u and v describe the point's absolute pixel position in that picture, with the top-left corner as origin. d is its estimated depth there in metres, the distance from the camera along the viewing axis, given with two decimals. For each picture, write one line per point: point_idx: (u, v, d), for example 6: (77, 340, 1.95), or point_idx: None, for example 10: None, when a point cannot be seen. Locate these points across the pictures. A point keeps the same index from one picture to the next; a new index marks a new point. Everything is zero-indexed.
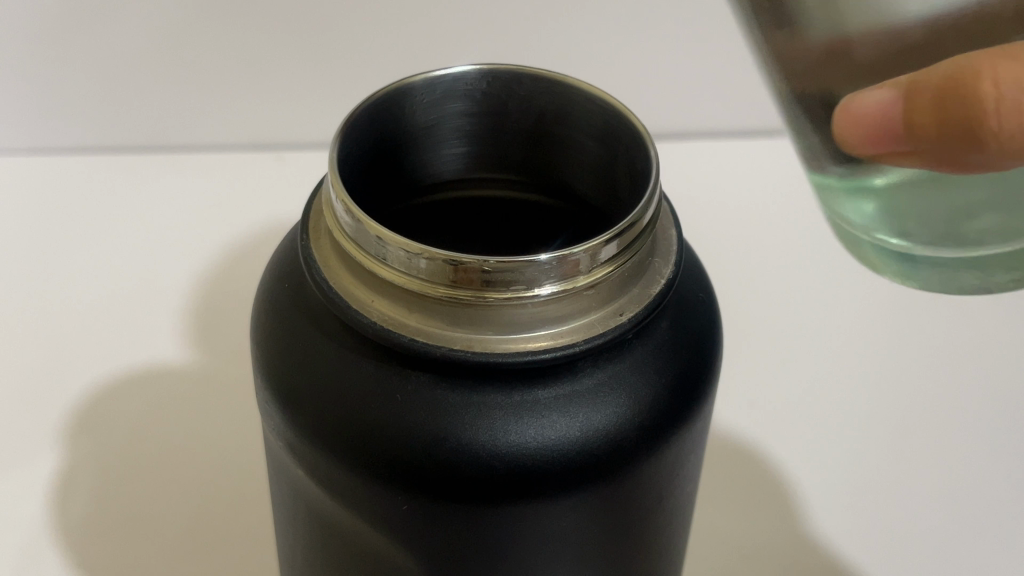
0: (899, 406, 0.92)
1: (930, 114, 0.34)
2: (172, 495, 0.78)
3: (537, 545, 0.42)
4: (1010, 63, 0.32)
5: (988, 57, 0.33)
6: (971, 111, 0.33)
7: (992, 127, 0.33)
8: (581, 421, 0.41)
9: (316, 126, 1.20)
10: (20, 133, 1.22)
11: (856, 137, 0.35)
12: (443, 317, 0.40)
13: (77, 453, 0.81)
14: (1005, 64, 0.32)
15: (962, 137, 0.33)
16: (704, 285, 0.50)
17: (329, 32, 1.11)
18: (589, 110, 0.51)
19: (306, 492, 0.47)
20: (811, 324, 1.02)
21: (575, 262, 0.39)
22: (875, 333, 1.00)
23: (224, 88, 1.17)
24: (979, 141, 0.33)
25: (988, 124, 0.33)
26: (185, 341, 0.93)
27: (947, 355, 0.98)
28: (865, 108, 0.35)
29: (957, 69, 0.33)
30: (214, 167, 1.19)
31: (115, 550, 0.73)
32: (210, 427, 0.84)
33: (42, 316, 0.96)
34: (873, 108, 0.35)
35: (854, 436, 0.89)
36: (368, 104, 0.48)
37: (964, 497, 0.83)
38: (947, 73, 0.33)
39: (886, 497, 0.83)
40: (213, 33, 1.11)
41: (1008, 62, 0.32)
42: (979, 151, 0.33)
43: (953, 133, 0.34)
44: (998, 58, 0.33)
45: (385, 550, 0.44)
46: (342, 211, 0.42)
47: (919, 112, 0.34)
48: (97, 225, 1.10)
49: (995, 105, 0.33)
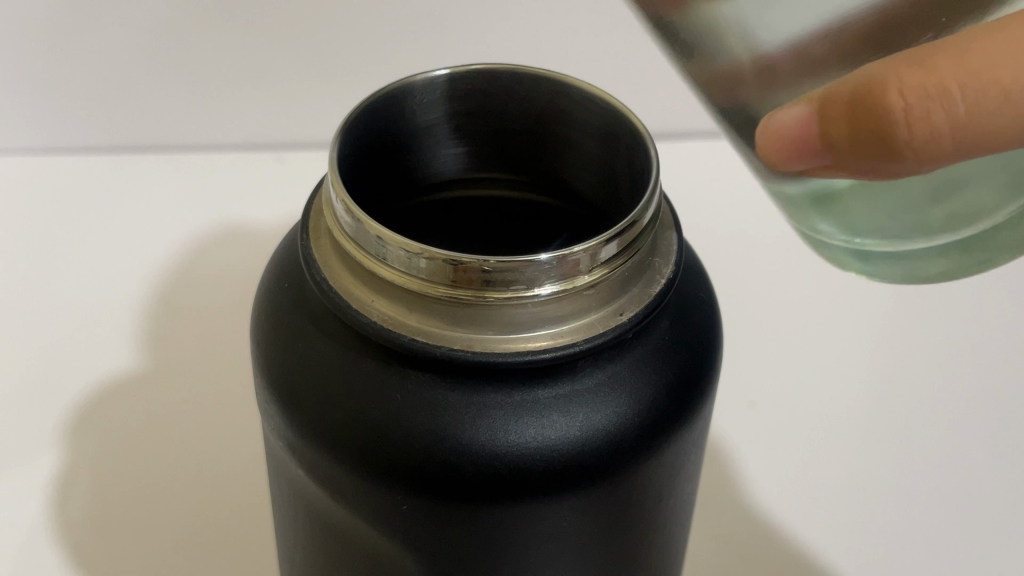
0: (905, 399, 0.89)
1: (845, 129, 0.34)
2: (171, 494, 0.78)
3: (538, 545, 0.42)
4: (915, 72, 0.33)
5: (894, 67, 0.33)
6: (883, 125, 0.34)
7: (906, 136, 0.34)
8: (581, 421, 0.41)
9: (317, 125, 1.20)
10: (21, 133, 1.22)
11: (778, 153, 0.36)
12: (443, 316, 0.40)
13: (77, 451, 0.81)
14: (910, 75, 0.33)
15: (878, 147, 0.35)
16: (704, 284, 0.50)
17: (327, 29, 1.10)
18: (589, 110, 0.51)
19: (306, 493, 0.46)
20: (816, 316, 0.99)
21: (576, 261, 0.39)
22: (881, 326, 0.97)
23: (223, 88, 1.16)
24: (894, 150, 0.34)
25: (903, 134, 0.34)
26: (185, 339, 0.93)
27: (955, 348, 0.95)
28: (782, 127, 0.35)
29: (863, 83, 0.34)
30: (215, 166, 1.19)
31: (113, 549, 0.73)
32: (210, 427, 0.84)
33: (42, 315, 0.97)
34: (791, 127, 0.35)
35: (858, 430, 0.86)
36: (368, 103, 0.48)
37: (968, 494, 0.80)
38: (855, 87, 0.34)
39: (888, 493, 0.80)
40: (210, 32, 1.10)
41: (912, 71, 0.33)
42: (896, 157, 0.35)
43: (868, 145, 0.35)
44: (903, 68, 0.33)
45: (385, 550, 0.44)
46: (343, 210, 0.42)
47: (836, 127, 0.35)
48: (97, 224, 1.10)
49: (904, 116, 0.33)
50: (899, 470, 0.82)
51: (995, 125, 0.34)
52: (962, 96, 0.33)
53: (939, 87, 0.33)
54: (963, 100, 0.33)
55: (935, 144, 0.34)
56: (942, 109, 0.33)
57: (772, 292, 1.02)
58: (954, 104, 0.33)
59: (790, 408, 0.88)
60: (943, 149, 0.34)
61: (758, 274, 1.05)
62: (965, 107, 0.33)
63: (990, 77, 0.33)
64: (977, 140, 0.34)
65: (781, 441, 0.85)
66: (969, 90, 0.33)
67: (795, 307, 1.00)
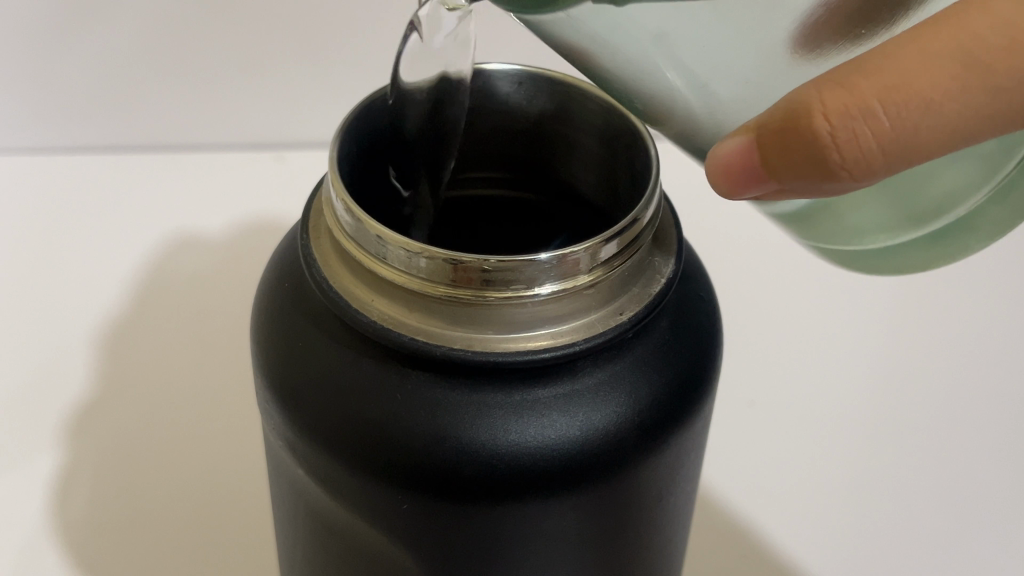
0: (903, 396, 0.89)
1: (780, 155, 0.36)
2: (171, 493, 0.78)
3: (537, 544, 0.42)
4: (836, 94, 0.35)
5: (816, 89, 0.35)
6: (814, 148, 0.35)
7: (836, 157, 0.35)
8: (581, 421, 0.41)
9: (318, 124, 1.21)
10: (20, 134, 1.22)
11: (722, 182, 0.38)
12: (443, 315, 0.40)
13: (77, 452, 0.81)
14: (832, 96, 0.34)
15: (815, 169, 0.36)
16: (704, 283, 0.50)
17: (327, 27, 1.10)
18: (589, 110, 0.51)
19: (306, 493, 0.47)
20: (814, 314, 0.99)
21: (575, 261, 0.39)
22: (879, 323, 0.98)
23: (222, 87, 1.16)
24: (831, 171, 0.36)
25: (835, 155, 0.35)
26: (182, 337, 0.93)
27: (953, 345, 0.95)
28: (723, 159, 0.37)
29: (789, 111, 0.35)
30: (215, 165, 1.19)
31: (115, 549, 0.73)
32: (209, 425, 0.84)
33: (41, 317, 0.96)
34: (732, 158, 0.37)
35: (856, 427, 0.86)
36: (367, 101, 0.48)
37: (966, 491, 0.80)
38: (784, 113, 0.35)
39: (887, 491, 0.81)
40: (209, 32, 1.10)
41: (834, 92, 0.34)
42: (831, 178, 0.36)
43: (804, 167, 0.36)
44: (825, 91, 0.35)
45: (384, 549, 0.44)
46: (343, 209, 0.42)
47: (773, 153, 0.36)
48: (97, 225, 1.10)
49: (833, 137, 0.35)
50: (897, 466, 0.83)
51: (918, 134, 0.35)
52: (883, 111, 0.35)
53: (862, 105, 0.35)
54: (886, 114, 0.35)
55: (865, 159, 0.36)
56: (866, 126, 0.35)
57: (771, 291, 1.02)
58: (878, 119, 0.35)
59: (790, 406, 0.88)
60: (874, 162, 0.36)
61: (757, 272, 1.05)
62: (889, 120, 0.35)
63: (905, 90, 0.35)
64: (904, 151, 0.36)
65: (781, 440, 0.85)
66: (889, 104, 0.35)
67: (794, 305, 1.00)
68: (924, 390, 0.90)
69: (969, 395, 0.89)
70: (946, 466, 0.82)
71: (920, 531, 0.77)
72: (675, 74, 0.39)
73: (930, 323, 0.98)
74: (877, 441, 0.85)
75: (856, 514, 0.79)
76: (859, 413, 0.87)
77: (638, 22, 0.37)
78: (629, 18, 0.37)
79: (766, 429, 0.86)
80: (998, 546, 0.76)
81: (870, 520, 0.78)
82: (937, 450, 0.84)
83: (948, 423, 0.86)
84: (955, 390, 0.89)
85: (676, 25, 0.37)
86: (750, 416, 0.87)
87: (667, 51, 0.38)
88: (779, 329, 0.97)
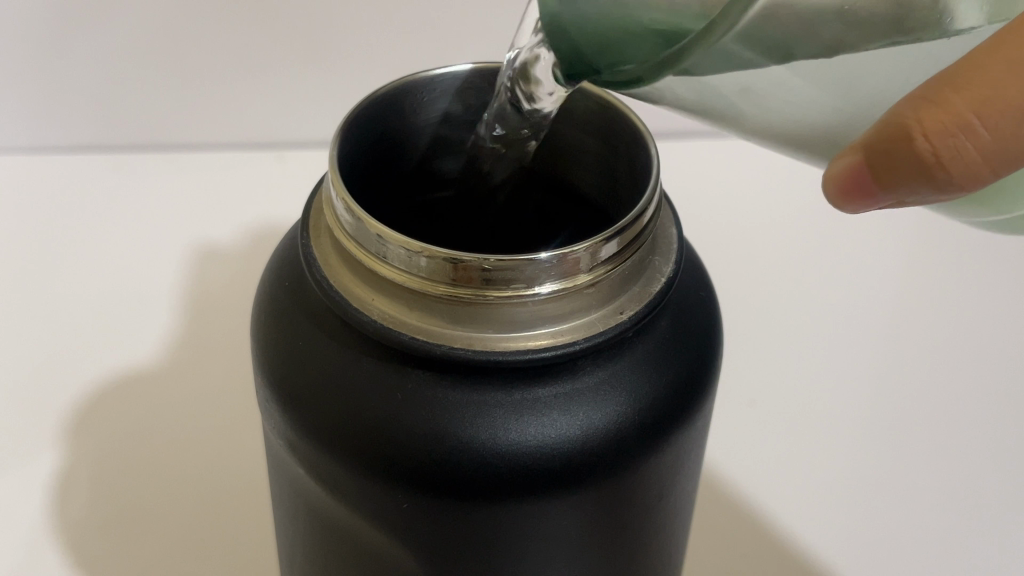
0: (901, 394, 0.89)
1: (887, 174, 0.36)
2: (173, 494, 0.78)
3: (535, 544, 0.42)
4: (932, 112, 0.34)
5: (912, 108, 0.34)
6: (916, 163, 0.35)
7: (938, 171, 0.35)
8: (581, 420, 0.41)
9: (315, 125, 1.21)
10: (17, 135, 1.22)
11: (837, 200, 0.38)
12: (444, 315, 0.40)
13: (77, 452, 0.81)
14: (928, 115, 0.34)
15: (917, 179, 0.36)
16: (704, 282, 0.50)
17: (327, 27, 1.10)
18: (589, 108, 0.51)
19: (307, 492, 0.46)
20: (812, 313, 0.99)
21: (576, 260, 0.39)
22: (879, 322, 0.97)
23: (220, 88, 1.16)
24: (936, 184, 0.36)
25: (940, 170, 0.35)
26: (183, 338, 0.93)
27: (952, 341, 0.95)
28: (835, 180, 0.37)
29: (891, 131, 0.35)
30: (212, 167, 1.19)
31: (117, 549, 0.73)
32: (209, 425, 0.84)
33: (36, 317, 0.96)
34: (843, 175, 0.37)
35: (854, 427, 0.85)
36: (366, 100, 0.48)
37: (963, 489, 0.80)
38: (883, 129, 0.35)
39: (885, 488, 0.80)
40: (206, 33, 1.10)
41: (929, 110, 0.34)
42: (943, 188, 0.36)
43: (905, 179, 0.36)
44: (920, 109, 0.34)
45: (384, 548, 0.44)
46: (342, 208, 0.42)
47: (881, 172, 0.36)
48: (92, 225, 1.10)
49: (934, 155, 0.35)
50: (896, 465, 0.82)
51: None
52: (979, 122, 0.34)
53: (958, 119, 0.34)
54: (982, 124, 0.34)
55: (968, 169, 0.35)
56: (965, 139, 0.34)
57: (771, 291, 1.02)
58: (976, 131, 0.34)
59: (792, 406, 0.88)
60: (980, 171, 0.35)
61: (757, 272, 1.05)
62: (988, 131, 0.34)
63: (1002, 101, 0.34)
64: (1012, 157, 0.35)
65: (781, 439, 0.85)
66: (985, 116, 0.34)
67: (794, 305, 1.00)
68: (922, 387, 0.89)
69: (966, 394, 0.88)
70: (943, 463, 0.82)
71: (917, 528, 0.77)
72: (763, 115, 0.39)
73: (930, 321, 0.97)
74: (877, 439, 0.84)
75: (855, 511, 0.78)
76: (857, 413, 0.87)
77: (716, 81, 0.37)
78: (707, 81, 0.37)
79: (765, 429, 0.86)
80: (994, 542, 0.76)
81: (867, 517, 0.78)
82: (935, 449, 0.83)
83: (946, 421, 0.86)
84: (952, 389, 0.89)
85: (758, 82, 0.37)
86: (750, 416, 0.87)
87: (755, 101, 0.38)
88: (777, 329, 0.97)
